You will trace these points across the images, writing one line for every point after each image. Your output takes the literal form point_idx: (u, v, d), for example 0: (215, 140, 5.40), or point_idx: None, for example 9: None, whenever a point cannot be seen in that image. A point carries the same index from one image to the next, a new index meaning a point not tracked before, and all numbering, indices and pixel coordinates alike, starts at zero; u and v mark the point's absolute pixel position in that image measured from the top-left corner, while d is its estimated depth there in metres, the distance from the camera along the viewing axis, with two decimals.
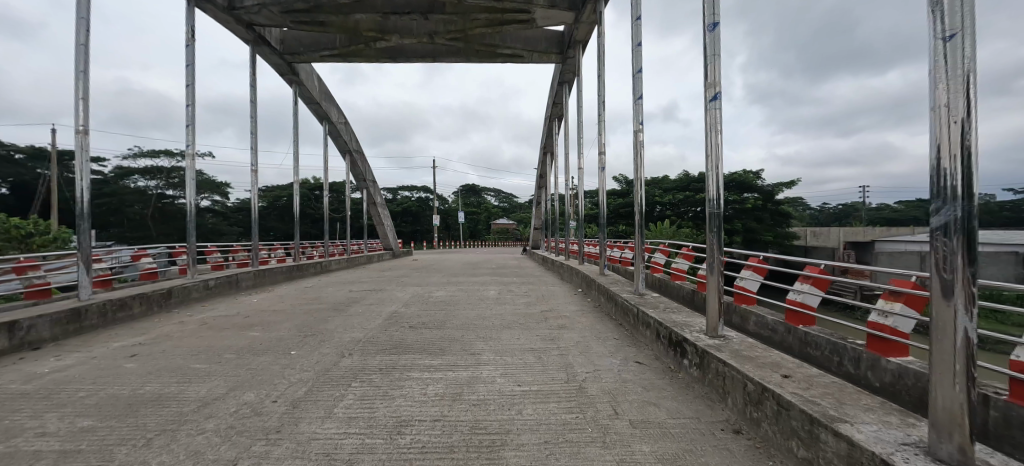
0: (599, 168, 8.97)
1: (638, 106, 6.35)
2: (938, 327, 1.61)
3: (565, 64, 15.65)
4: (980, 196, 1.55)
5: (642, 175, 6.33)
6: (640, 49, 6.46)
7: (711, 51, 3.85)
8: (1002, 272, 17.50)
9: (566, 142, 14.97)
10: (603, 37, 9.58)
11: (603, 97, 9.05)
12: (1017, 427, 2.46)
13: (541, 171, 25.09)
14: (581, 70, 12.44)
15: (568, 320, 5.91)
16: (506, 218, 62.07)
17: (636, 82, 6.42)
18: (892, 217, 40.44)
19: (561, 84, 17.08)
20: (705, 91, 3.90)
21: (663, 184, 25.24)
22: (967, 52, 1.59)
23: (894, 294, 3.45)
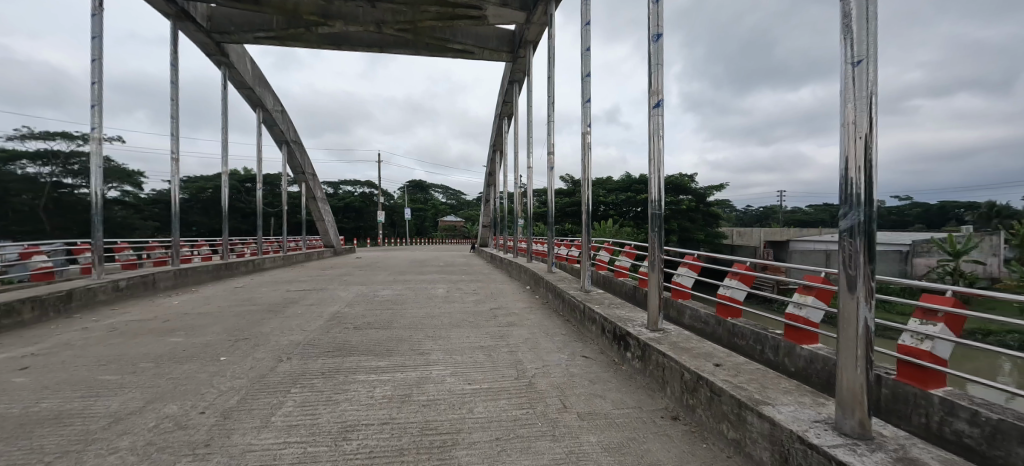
0: (549, 168, 9.12)
1: (587, 109, 6.51)
2: (843, 318, 1.81)
3: (516, 63, 15.74)
4: (877, 203, 1.76)
5: (589, 175, 6.52)
6: (589, 53, 6.63)
7: (654, 60, 4.04)
8: (889, 268, 20.24)
9: (515, 140, 15.07)
10: (553, 39, 9.75)
11: (552, 98, 9.20)
12: (902, 401, 2.90)
13: (490, 169, 25.08)
14: (531, 71, 12.57)
15: (517, 318, 5.97)
16: (452, 215, 61.39)
17: (585, 85, 6.58)
18: (802, 219, 45.15)
19: (510, 83, 17.15)
20: (649, 98, 4.09)
21: (607, 184, 26.27)
22: (871, 77, 1.80)
23: (807, 288, 3.82)
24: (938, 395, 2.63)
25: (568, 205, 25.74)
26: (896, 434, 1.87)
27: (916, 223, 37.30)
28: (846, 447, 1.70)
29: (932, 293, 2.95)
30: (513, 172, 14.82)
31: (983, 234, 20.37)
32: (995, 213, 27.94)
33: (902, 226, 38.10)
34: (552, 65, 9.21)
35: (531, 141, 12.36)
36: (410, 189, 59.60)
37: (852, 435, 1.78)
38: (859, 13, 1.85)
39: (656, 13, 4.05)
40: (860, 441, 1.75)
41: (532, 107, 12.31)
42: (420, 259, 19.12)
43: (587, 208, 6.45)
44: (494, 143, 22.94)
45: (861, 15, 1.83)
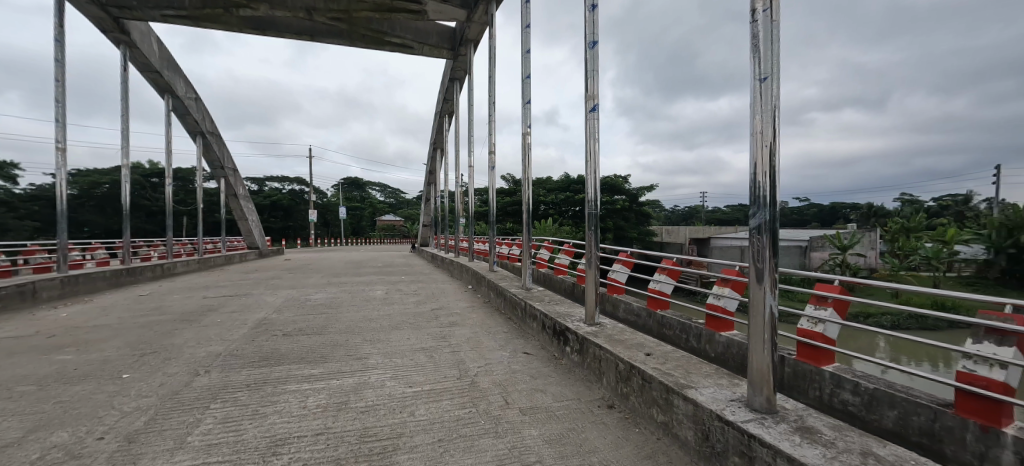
0: (490, 168, 9.15)
1: (527, 110, 6.61)
2: (753, 306, 2.02)
3: (456, 60, 15.56)
4: (779, 204, 1.98)
5: (530, 175, 6.63)
6: (529, 55, 6.72)
7: (591, 66, 4.20)
8: (792, 261, 22.87)
9: (456, 139, 14.91)
10: (493, 39, 9.77)
11: (493, 98, 9.25)
12: (801, 377, 3.29)
13: (431, 167, 24.60)
14: (472, 70, 12.52)
15: (459, 317, 5.92)
16: (391, 214, 59.35)
17: (525, 87, 6.68)
18: (721, 218, 49.54)
19: (451, 81, 16.94)
20: (586, 103, 4.25)
21: (547, 184, 26.90)
22: (775, 92, 2.01)
23: (724, 281, 4.18)
24: (828, 370, 3.03)
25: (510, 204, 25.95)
26: (796, 407, 2.13)
27: (811, 222, 42.64)
28: (756, 421, 1.91)
29: (823, 282, 3.37)
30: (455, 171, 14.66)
31: (863, 230, 23.80)
32: (872, 213, 32.71)
33: (800, 225, 43.30)
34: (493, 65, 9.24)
35: (471, 139, 12.33)
36: (344, 186, 56.53)
37: (760, 410, 2.00)
38: (766, 34, 2.05)
39: (592, 21, 4.21)
40: (767, 415, 1.96)
41: (473, 106, 12.27)
42: (357, 260, 18.28)
43: (528, 207, 6.55)
44: (434, 141, 22.52)
45: (768, 37, 2.04)
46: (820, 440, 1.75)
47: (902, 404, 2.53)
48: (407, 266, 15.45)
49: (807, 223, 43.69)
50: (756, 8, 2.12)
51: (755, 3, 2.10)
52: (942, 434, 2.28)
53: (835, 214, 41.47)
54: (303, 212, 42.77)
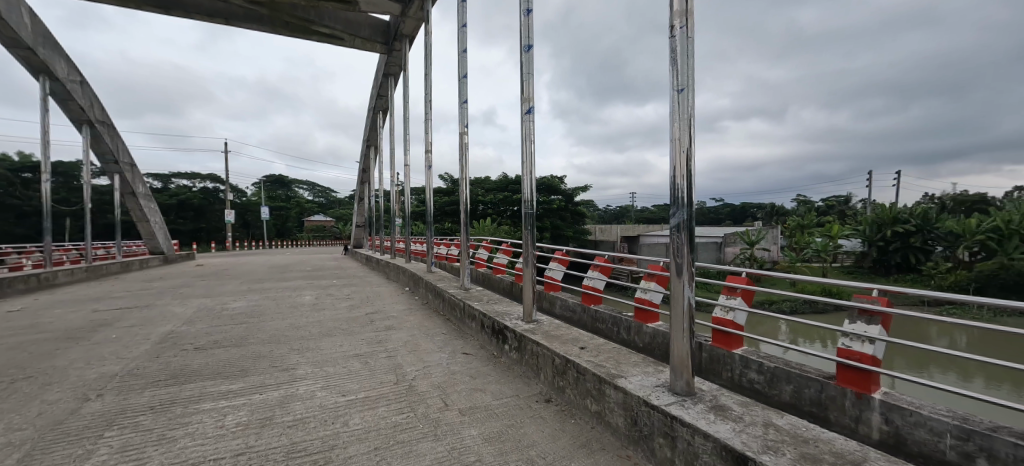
0: (426, 167, 8.97)
1: (465, 109, 6.58)
2: (673, 299, 2.18)
3: (391, 56, 15.06)
4: (695, 204, 2.17)
5: (468, 174, 6.61)
6: (465, 55, 6.68)
7: (526, 69, 4.29)
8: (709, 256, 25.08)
9: (392, 136, 14.43)
10: (429, 36, 9.59)
11: (429, 96, 9.08)
12: (716, 361, 3.63)
13: (366, 166, 23.56)
14: (407, 66, 12.19)
15: (395, 321, 5.73)
16: (321, 214, 55.88)
17: (461, 86, 6.64)
18: (649, 217, 53.04)
19: (386, 76, 16.35)
20: (521, 104, 4.32)
21: (485, 184, 26.95)
22: (689, 103, 2.20)
23: (650, 276, 4.47)
24: (739, 353, 3.38)
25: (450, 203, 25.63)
26: (711, 388, 2.34)
27: (725, 220, 47.19)
28: (677, 403, 2.09)
29: (733, 273, 3.74)
30: (391, 170, 14.21)
31: (766, 228, 26.83)
32: (773, 212, 36.94)
33: (716, 223, 47.71)
34: (428, 62, 9.07)
35: (407, 137, 12.00)
36: (267, 184, 52.14)
37: (681, 393, 2.19)
38: (682, 49, 2.23)
39: (527, 25, 4.29)
40: (687, 398, 2.15)
41: (408, 103, 11.95)
42: (283, 265, 16.99)
43: (466, 207, 6.53)
44: (367, 138, 21.60)
45: (685, 51, 2.21)
46: (731, 416, 1.97)
47: (796, 379, 2.93)
48: (339, 269, 14.64)
49: (721, 222, 48.26)
50: (674, 24, 2.29)
51: (673, 19, 2.27)
52: (826, 402, 2.73)
53: (744, 213, 46.12)
54: (218, 212, 38.79)
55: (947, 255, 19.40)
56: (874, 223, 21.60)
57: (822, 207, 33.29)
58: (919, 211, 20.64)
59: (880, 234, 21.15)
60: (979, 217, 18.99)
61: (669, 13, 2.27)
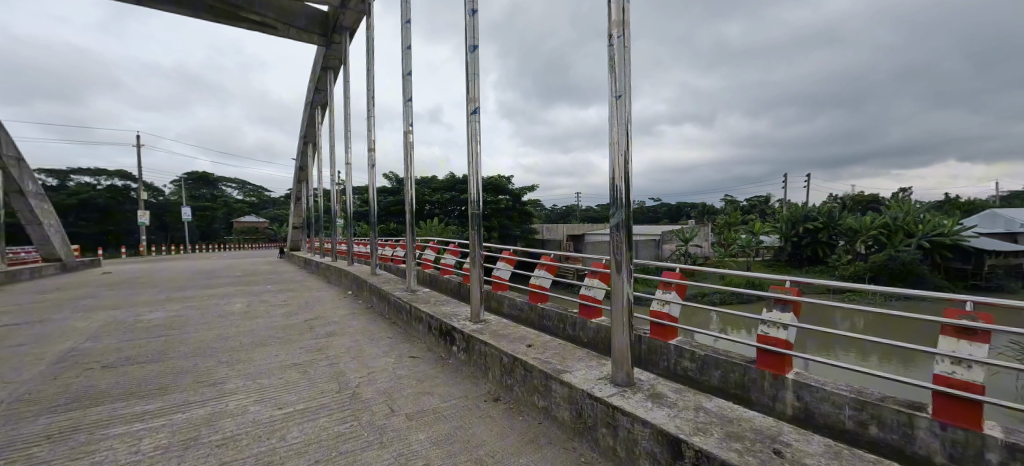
0: (369, 166, 8.65)
1: (409, 108, 6.43)
2: (614, 295, 2.29)
3: (330, 48, 14.32)
4: (632, 205, 2.29)
5: (413, 174, 6.46)
6: (409, 52, 6.52)
7: (471, 70, 4.28)
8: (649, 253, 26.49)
9: (332, 133, 13.72)
10: (371, 30, 9.25)
11: (371, 92, 8.76)
12: (654, 352, 3.86)
13: (304, 163, 22.21)
14: (347, 60, 11.66)
15: (337, 327, 5.47)
16: (253, 215, 51.87)
17: (405, 84, 6.47)
18: (592, 216, 55.06)
19: (325, 70, 15.52)
20: (467, 105, 4.30)
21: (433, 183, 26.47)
22: (626, 109, 2.32)
23: (594, 273, 4.66)
24: (674, 344, 3.63)
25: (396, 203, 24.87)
26: (649, 377, 2.49)
27: (662, 219, 50.35)
28: (618, 394, 2.21)
29: (668, 269, 3.99)
30: (331, 168, 13.54)
31: (698, 225, 28.88)
32: (704, 211, 39.83)
33: (654, 222, 50.72)
34: (370, 57, 8.74)
35: (349, 134, 11.49)
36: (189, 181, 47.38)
37: (622, 384, 2.31)
38: (620, 57, 2.35)
39: (472, 26, 4.28)
40: (627, 388, 2.28)
41: (349, 98, 11.44)
42: (209, 270, 15.56)
43: (411, 207, 6.38)
44: (304, 134, 20.36)
45: (622, 60, 2.35)
46: (666, 402, 2.11)
47: (723, 364, 3.24)
48: (273, 273, 13.66)
49: (658, 220, 51.39)
50: (611, 34, 2.42)
51: (611, 29, 2.40)
52: (749, 384, 3.07)
53: (678, 212, 49.54)
54: (129, 213, 34.65)
55: (847, 248, 22.12)
56: (789, 221, 23.98)
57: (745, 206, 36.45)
58: (824, 209, 23.28)
59: (795, 231, 23.50)
60: (871, 214, 21.79)
61: (607, 22, 2.40)
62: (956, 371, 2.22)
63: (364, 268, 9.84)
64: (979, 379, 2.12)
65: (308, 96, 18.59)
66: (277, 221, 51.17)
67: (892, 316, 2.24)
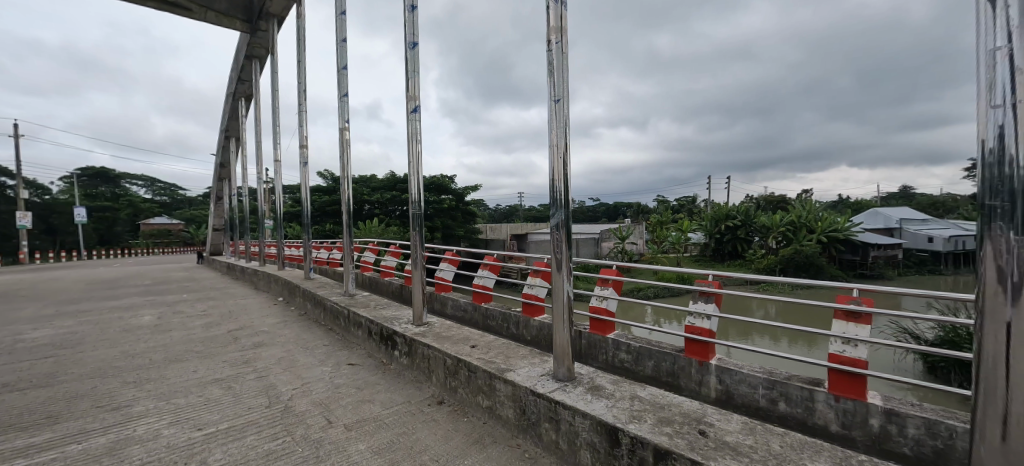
0: (301, 164, 8.14)
1: (344, 103, 6.13)
2: (555, 293, 2.40)
3: (256, 36, 13.24)
4: (571, 204, 2.44)
5: (349, 173, 6.18)
6: (344, 45, 6.22)
7: (411, 67, 4.18)
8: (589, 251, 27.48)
9: (258, 127, 12.69)
10: (302, 19, 8.69)
11: (301, 86, 8.23)
12: (592, 347, 4.02)
13: (227, 159, 20.31)
14: (276, 50, 10.85)
15: (267, 336, 5.09)
16: (164, 216, 46.51)
17: (341, 79, 6.17)
18: (536, 215, 56.23)
19: (250, 59, 14.34)
20: (406, 103, 4.20)
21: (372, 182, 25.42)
22: (564, 112, 2.48)
23: (536, 272, 4.78)
24: (612, 338, 3.81)
25: (333, 203, 23.61)
26: (588, 371, 2.61)
27: (601, 218, 52.76)
28: (559, 389, 2.29)
29: (605, 266, 4.19)
30: (259, 165, 12.56)
31: (633, 224, 30.46)
32: (638, 210, 42.16)
33: (594, 221, 52.96)
34: (300, 48, 8.21)
35: (278, 129, 10.73)
36: (84, 178, 41.44)
37: (563, 379, 2.40)
38: (558, 63, 2.50)
39: (412, 21, 4.17)
40: (568, 382, 2.38)
41: (278, 91, 10.67)
42: (111, 279, 13.72)
43: (349, 208, 6.10)
44: (226, 127, 18.64)
45: (560, 65, 2.49)
46: (604, 394, 2.22)
47: (655, 354, 3.47)
48: (190, 281, 12.36)
49: (597, 219, 53.78)
50: (550, 39, 2.56)
51: (550, 34, 2.54)
52: (678, 372, 3.31)
53: (616, 211, 52.97)
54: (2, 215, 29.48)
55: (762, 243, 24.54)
56: (713, 219, 25.86)
57: (674, 206, 39.11)
58: (742, 208, 25.52)
59: (718, 228, 25.48)
60: (780, 213, 24.37)
61: (546, 28, 2.53)
62: (846, 349, 2.57)
63: (297, 272, 9.23)
64: (863, 355, 2.48)
65: (230, 86, 17.03)
66: (195, 222, 46.45)
67: (795, 302, 2.55)
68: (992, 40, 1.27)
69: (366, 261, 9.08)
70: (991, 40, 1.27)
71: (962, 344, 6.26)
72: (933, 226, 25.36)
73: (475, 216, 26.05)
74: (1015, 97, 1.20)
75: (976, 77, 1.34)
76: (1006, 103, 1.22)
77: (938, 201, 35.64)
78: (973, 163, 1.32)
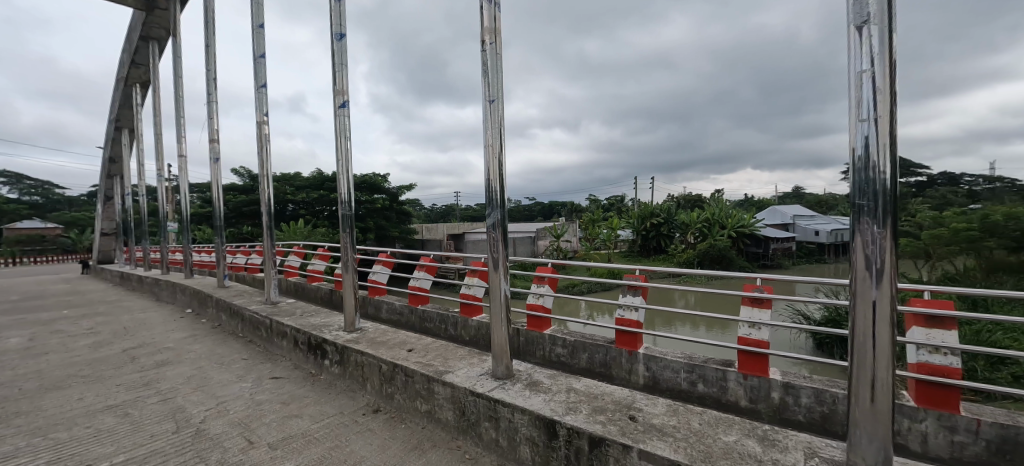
0: (212, 160, 7.35)
1: (262, 95, 5.64)
2: (492, 292, 2.43)
3: (153, 15, 11.68)
4: (507, 204, 2.50)
5: (269, 171, 5.69)
6: (261, 31, 5.71)
7: (339, 60, 3.96)
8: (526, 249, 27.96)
9: (157, 117, 11.23)
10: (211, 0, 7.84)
11: (211, 74, 7.44)
12: (529, 344, 4.10)
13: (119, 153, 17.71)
14: (178, 32, 9.69)
15: (173, 353, 4.53)
16: (33, 219, 39.32)
17: (258, 68, 5.67)
18: (473, 215, 56.23)
19: (146, 41, 12.66)
20: (334, 97, 3.97)
21: (296, 180, 23.64)
22: (499, 113, 2.52)
23: (474, 272, 4.78)
24: (548, 334, 3.92)
25: (252, 203, 21.62)
26: (525, 368, 2.67)
27: (537, 216, 54.18)
28: (498, 388, 2.32)
29: (541, 264, 4.31)
30: (159, 161, 11.14)
31: (568, 222, 31.55)
32: (571, 209, 43.73)
33: (530, 219, 54.18)
34: (208, 31, 7.41)
35: (182, 120, 9.58)
36: None
37: (501, 377, 2.43)
38: (492, 64, 2.53)
39: (338, 11, 3.95)
40: (507, 380, 2.41)
41: (181, 79, 9.54)
42: None
43: (270, 208, 5.62)
44: (117, 117, 16.24)
45: (494, 66, 2.53)
46: (542, 389, 2.28)
47: (589, 347, 3.62)
48: (71, 295, 10.59)
49: (533, 218, 55.12)
50: (484, 40, 2.58)
51: (484, 35, 2.55)
52: (610, 362, 3.49)
53: (551, 210, 54.90)
54: None
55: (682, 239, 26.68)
56: (639, 217, 27.53)
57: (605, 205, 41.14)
58: (664, 207, 27.46)
59: (644, 226, 27.21)
60: (697, 211, 26.67)
61: (479, 28, 2.53)
62: (752, 332, 2.87)
63: (208, 280, 8.31)
64: (765, 336, 2.80)
65: (120, 70, 14.85)
66: (77, 225, 40.00)
67: (709, 293, 2.82)
68: (857, 64, 1.50)
69: (290, 265, 8.43)
70: (857, 64, 1.50)
71: (841, 321, 7.36)
72: (818, 221, 29.34)
73: (411, 216, 25.34)
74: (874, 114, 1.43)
75: (849, 93, 1.56)
76: (870, 118, 1.45)
77: (821, 199, 41.39)
78: (846, 166, 1.55)
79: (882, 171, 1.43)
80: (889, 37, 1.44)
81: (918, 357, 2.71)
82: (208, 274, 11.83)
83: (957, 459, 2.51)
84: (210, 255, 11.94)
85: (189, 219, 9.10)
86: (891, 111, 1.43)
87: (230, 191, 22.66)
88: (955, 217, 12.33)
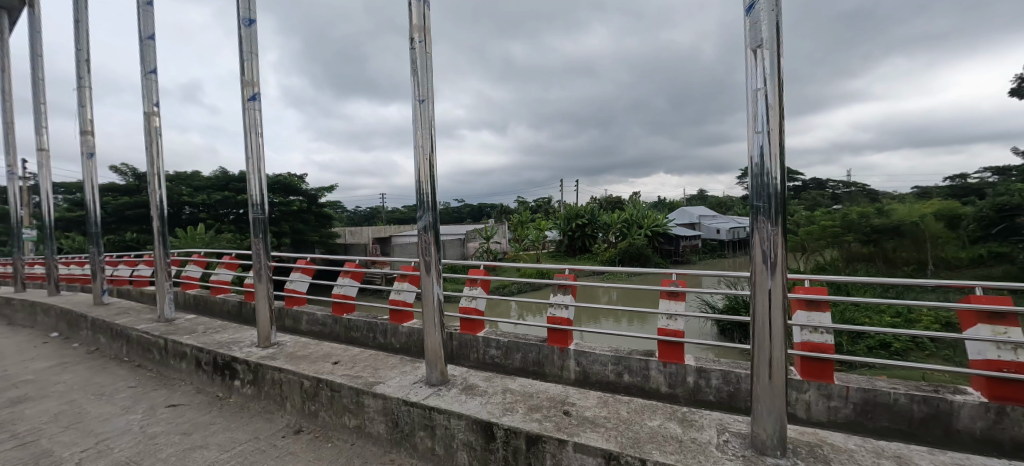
0: (84, 155, 6.26)
1: (151, 82, 4.94)
2: (426, 299, 2.36)
3: None
4: (438, 208, 2.45)
5: (160, 169, 4.99)
6: (150, 9, 5.01)
7: (247, 48, 3.59)
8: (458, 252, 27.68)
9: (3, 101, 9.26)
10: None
11: (82, 55, 6.34)
12: (462, 347, 4.04)
13: None
14: (36, 2, 8.13)
15: (33, 387, 3.76)
16: None
17: (145, 50, 4.95)
18: (400, 217, 54.49)
19: None
20: (242, 88, 3.59)
21: (194, 179, 20.98)
22: (430, 114, 2.49)
23: (404, 276, 4.63)
24: (483, 337, 3.90)
25: (140, 205, 18.79)
26: (459, 372, 2.63)
27: (466, 218, 54.01)
28: (432, 394, 2.26)
29: (473, 266, 4.30)
30: (9, 156, 9.21)
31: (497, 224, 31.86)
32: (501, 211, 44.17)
33: (459, 221, 53.86)
34: (79, 5, 6.30)
35: (42, 107, 8.05)
36: None
37: (436, 383, 2.39)
38: (421, 62, 2.47)
39: None
40: (441, 386, 2.37)
41: (40, 58, 8.01)
42: None
43: (162, 212, 4.92)
44: None
45: (423, 65, 2.47)
46: (478, 392, 2.27)
47: (522, 347, 3.68)
48: None
49: (463, 220, 54.95)
50: (413, 37, 2.51)
51: (412, 32, 2.48)
52: (543, 360, 3.58)
53: (480, 211, 54.97)
54: None
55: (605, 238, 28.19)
56: (566, 218, 28.52)
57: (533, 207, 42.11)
58: (588, 208, 28.77)
59: (570, 226, 28.32)
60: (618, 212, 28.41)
61: (408, 25, 2.46)
62: (670, 323, 3.12)
63: (80, 298, 7.05)
64: (681, 326, 3.06)
65: None
66: None
67: (632, 289, 3.00)
68: (753, 82, 1.70)
69: (189, 276, 7.45)
70: (752, 82, 1.69)
71: (739, 309, 8.35)
72: (719, 220, 32.88)
73: (332, 219, 23.77)
74: (768, 127, 1.64)
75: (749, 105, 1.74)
76: (763, 130, 1.65)
77: (720, 202, 46.52)
78: (745, 172, 1.73)
79: (773, 177, 1.63)
80: (778, 60, 1.64)
81: (802, 337, 3.14)
82: (79, 290, 10.04)
83: (832, 421, 2.94)
84: (81, 267, 10.13)
85: (53, 226, 7.63)
86: (779, 125, 1.64)
87: (110, 192, 19.46)
88: (824, 216, 14.59)
